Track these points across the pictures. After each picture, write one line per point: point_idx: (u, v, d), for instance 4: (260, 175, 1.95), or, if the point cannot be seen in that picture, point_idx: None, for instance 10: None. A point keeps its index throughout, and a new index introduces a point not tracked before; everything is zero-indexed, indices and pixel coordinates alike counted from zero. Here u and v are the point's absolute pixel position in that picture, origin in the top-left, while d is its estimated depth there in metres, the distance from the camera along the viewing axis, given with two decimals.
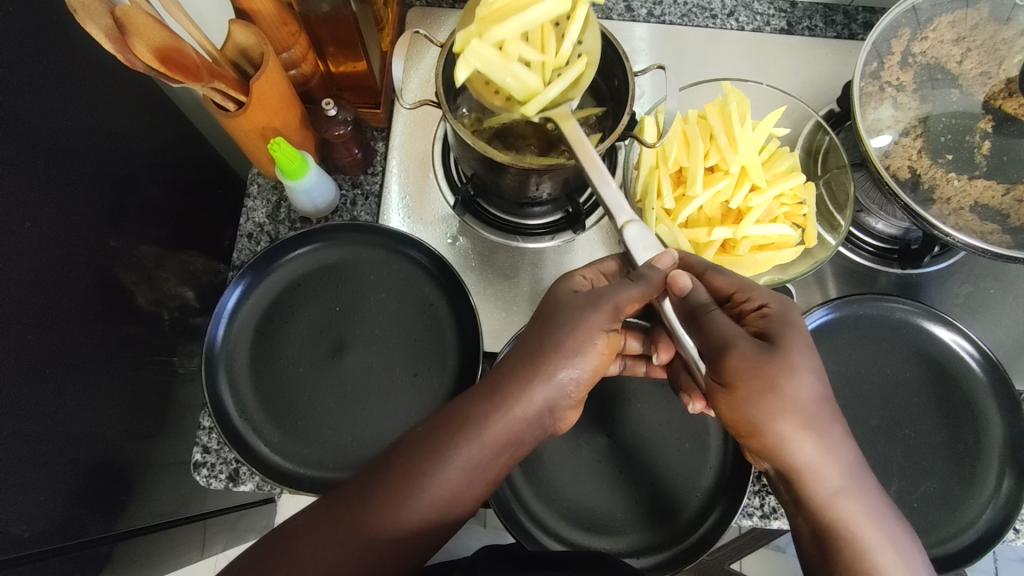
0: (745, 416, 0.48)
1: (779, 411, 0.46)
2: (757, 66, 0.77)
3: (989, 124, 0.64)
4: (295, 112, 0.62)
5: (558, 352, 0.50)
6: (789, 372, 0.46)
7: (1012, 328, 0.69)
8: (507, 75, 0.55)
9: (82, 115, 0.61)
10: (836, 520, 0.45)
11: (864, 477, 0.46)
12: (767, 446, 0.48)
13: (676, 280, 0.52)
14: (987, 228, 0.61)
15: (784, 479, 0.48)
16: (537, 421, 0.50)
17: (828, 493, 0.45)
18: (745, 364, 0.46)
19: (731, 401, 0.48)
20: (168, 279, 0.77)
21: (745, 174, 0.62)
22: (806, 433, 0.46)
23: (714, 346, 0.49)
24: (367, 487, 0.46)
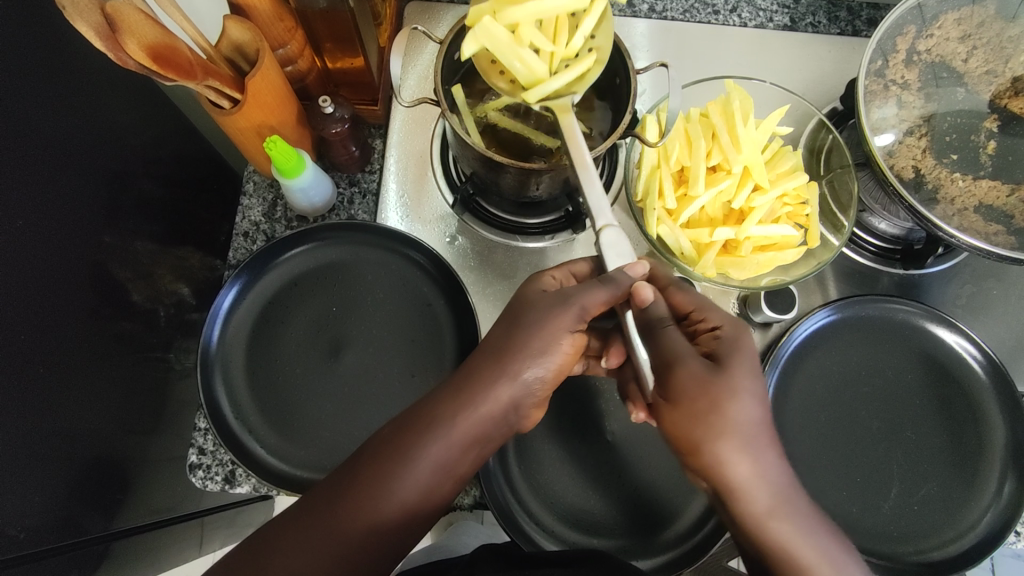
0: (684, 435, 0.47)
1: (715, 431, 0.45)
2: (759, 64, 0.76)
3: (994, 124, 0.64)
4: (291, 110, 0.61)
5: (523, 351, 0.49)
6: (730, 394, 0.46)
7: (1014, 330, 0.68)
8: (515, 59, 0.53)
9: (75, 109, 0.60)
10: (771, 542, 0.44)
11: (800, 501, 0.45)
12: (703, 466, 0.47)
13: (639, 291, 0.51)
14: (991, 229, 0.60)
15: (719, 500, 0.47)
16: (503, 419, 0.49)
17: (761, 514, 0.45)
18: (687, 380, 0.47)
19: (674, 418, 0.48)
20: (164, 276, 0.76)
21: (748, 173, 0.61)
22: (744, 453, 0.45)
23: (664, 360, 0.48)
24: (337, 487, 0.45)
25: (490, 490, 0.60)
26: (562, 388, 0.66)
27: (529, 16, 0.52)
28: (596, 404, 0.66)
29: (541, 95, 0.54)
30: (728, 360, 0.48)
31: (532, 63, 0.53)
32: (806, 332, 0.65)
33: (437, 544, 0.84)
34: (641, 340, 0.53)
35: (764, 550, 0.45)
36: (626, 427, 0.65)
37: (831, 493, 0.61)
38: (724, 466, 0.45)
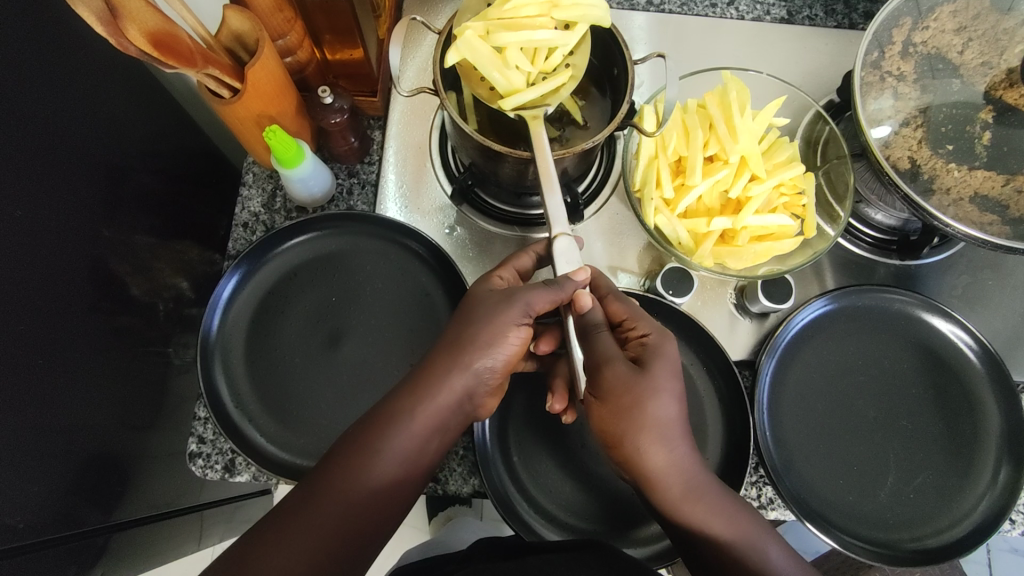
0: (611, 431, 0.49)
1: (635, 427, 0.48)
2: (757, 56, 0.76)
3: (989, 115, 0.63)
4: (291, 100, 0.61)
5: (474, 345, 0.50)
6: (654, 394, 0.48)
7: (1010, 320, 0.69)
8: (495, 71, 0.55)
9: (75, 103, 0.61)
10: (686, 522, 0.48)
11: (716, 488, 0.49)
12: (626, 457, 0.49)
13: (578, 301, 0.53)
14: (987, 219, 0.61)
15: (640, 490, 0.50)
16: (459, 408, 0.50)
17: (675, 497, 0.48)
18: (614, 380, 0.49)
19: (601, 416, 0.50)
20: (163, 270, 0.77)
21: (744, 164, 0.62)
22: (662, 444, 0.48)
23: (595, 363, 0.51)
24: (311, 487, 0.46)
25: (489, 479, 0.60)
26: None
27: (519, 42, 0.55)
28: None
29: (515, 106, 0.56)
30: (653, 362, 0.50)
31: (513, 78, 0.55)
32: (803, 321, 0.65)
33: (437, 540, 0.83)
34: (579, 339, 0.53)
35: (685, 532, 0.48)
36: None
37: (826, 481, 0.61)
38: (646, 457, 0.48)
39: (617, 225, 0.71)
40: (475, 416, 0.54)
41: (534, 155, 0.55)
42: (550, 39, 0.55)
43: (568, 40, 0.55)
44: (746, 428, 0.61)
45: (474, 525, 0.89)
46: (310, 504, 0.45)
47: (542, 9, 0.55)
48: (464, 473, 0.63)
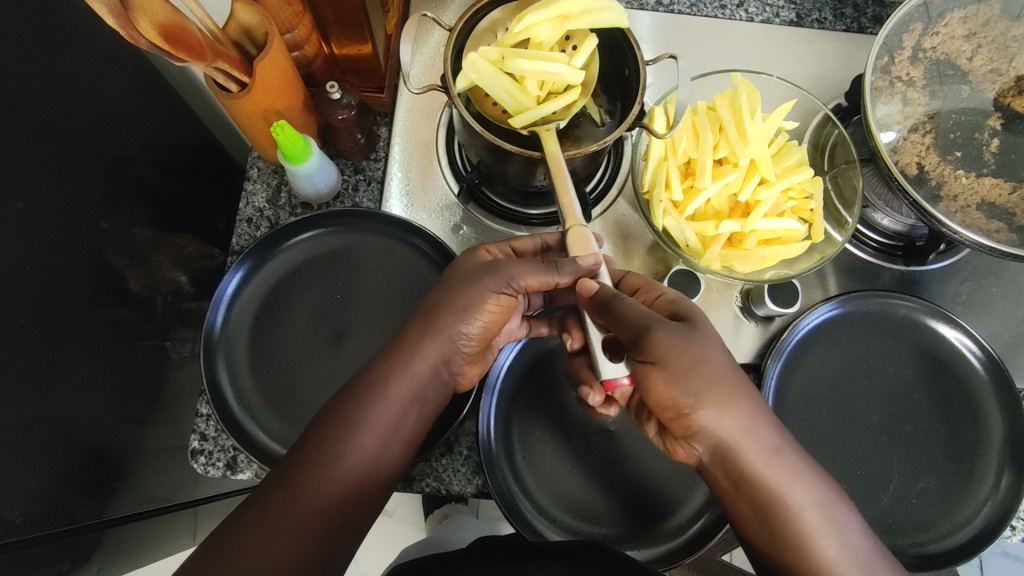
0: (667, 397, 0.46)
1: (707, 383, 0.45)
2: (766, 59, 0.76)
3: (998, 122, 0.64)
4: (299, 95, 0.61)
5: (445, 313, 0.51)
6: (706, 347, 0.46)
7: (1011, 326, 0.69)
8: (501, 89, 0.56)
9: (76, 93, 0.60)
10: (771, 490, 0.46)
11: (791, 451, 0.47)
12: (697, 427, 0.46)
13: (585, 289, 0.50)
14: (993, 226, 0.60)
15: (719, 464, 0.47)
16: (436, 376, 0.52)
17: (765, 457, 0.46)
18: (669, 338, 0.45)
19: (651, 381, 0.46)
20: (161, 263, 0.76)
21: (755, 167, 0.61)
22: (723, 403, 0.46)
23: (635, 333, 0.46)
24: (291, 467, 0.46)
25: (495, 481, 0.59)
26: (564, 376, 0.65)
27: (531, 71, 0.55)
28: None
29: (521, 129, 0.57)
30: (692, 318, 0.49)
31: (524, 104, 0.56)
32: (810, 326, 0.65)
33: (433, 539, 0.83)
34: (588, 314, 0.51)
35: (762, 504, 0.46)
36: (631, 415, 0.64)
37: None
38: (704, 421, 0.46)
39: (625, 226, 0.70)
40: (455, 386, 0.55)
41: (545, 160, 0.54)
42: (561, 73, 0.55)
43: (579, 75, 0.56)
44: None
45: (472, 523, 0.88)
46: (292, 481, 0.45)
47: (556, 27, 0.56)
48: (467, 474, 0.63)
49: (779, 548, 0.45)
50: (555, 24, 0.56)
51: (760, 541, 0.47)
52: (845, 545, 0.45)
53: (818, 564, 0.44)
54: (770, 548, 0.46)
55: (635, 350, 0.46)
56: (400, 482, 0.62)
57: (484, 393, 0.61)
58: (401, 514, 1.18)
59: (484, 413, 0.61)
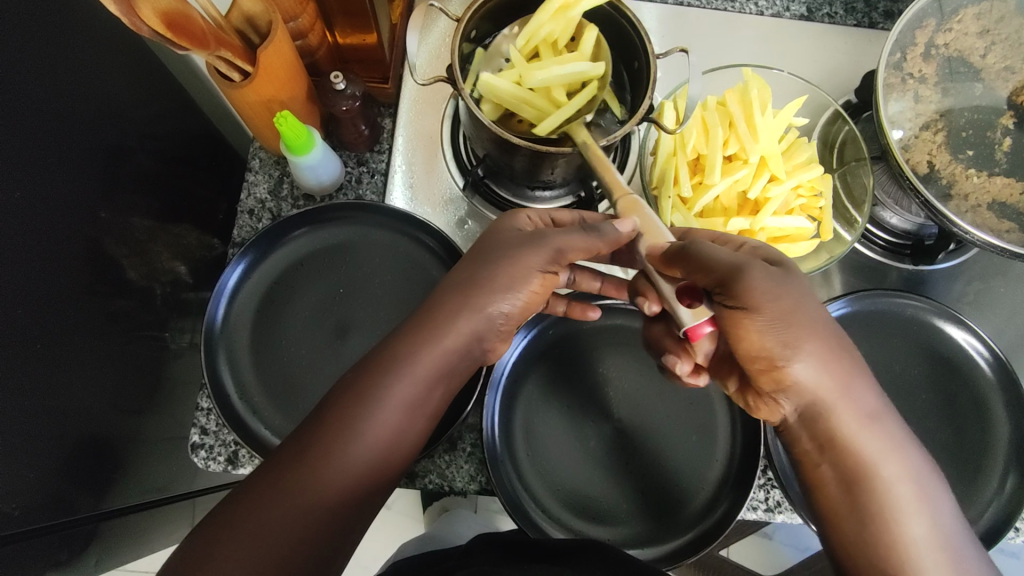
0: (758, 346, 0.46)
1: (803, 333, 0.45)
2: (776, 53, 0.75)
3: (1011, 120, 0.64)
4: (302, 85, 0.60)
5: (473, 287, 0.50)
6: (800, 298, 0.46)
7: (1017, 326, 0.69)
8: (522, 104, 0.59)
9: (75, 79, 0.58)
10: (860, 457, 0.43)
11: (888, 419, 0.45)
12: (782, 381, 0.46)
13: (655, 248, 0.51)
14: (1004, 227, 0.60)
15: (805, 423, 0.46)
16: (467, 352, 0.49)
17: (861, 419, 0.44)
18: (763, 282, 0.45)
19: (743, 331, 0.46)
20: (160, 253, 0.75)
21: (765, 164, 0.61)
22: (817, 357, 0.45)
23: (724, 275, 0.46)
24: (304, 445, 0.43)
25: (497, 477, 0.58)
26: (571, 372, 0.64)
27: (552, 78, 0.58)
28: (605, 390, 0.63)
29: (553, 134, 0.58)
30: (784, 267, 0.48)
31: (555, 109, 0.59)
32: None
33: (432, 535, 0.83)
34: (660, 273, 0.51)
35: (849, 471, 0.44)
36: (637, 413, 0.63)
37: None
38: (797, 375, 0.45)
39: None
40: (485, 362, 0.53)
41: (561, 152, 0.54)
42: (583, 70, 0.57)
43: (601, 69, 0.57)
44: (756, 428, 0.61)
45: (472, 518, 0.88)
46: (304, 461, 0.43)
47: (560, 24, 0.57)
48: (471, 472, 0.62)
49: (858, 520, 0.43)
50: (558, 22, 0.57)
51: (838, 514, 0.44)
52: (936, 525, 0.42)
53: (900, 540, 0.42)
54: (850, 522, 0.43)
55: (726, 297, 0.46)
56: (403, 479, 0.61)
57: (488, 391, 0.61)
58: (398, 507, 1.18)
59: (489, 411, 0.60)
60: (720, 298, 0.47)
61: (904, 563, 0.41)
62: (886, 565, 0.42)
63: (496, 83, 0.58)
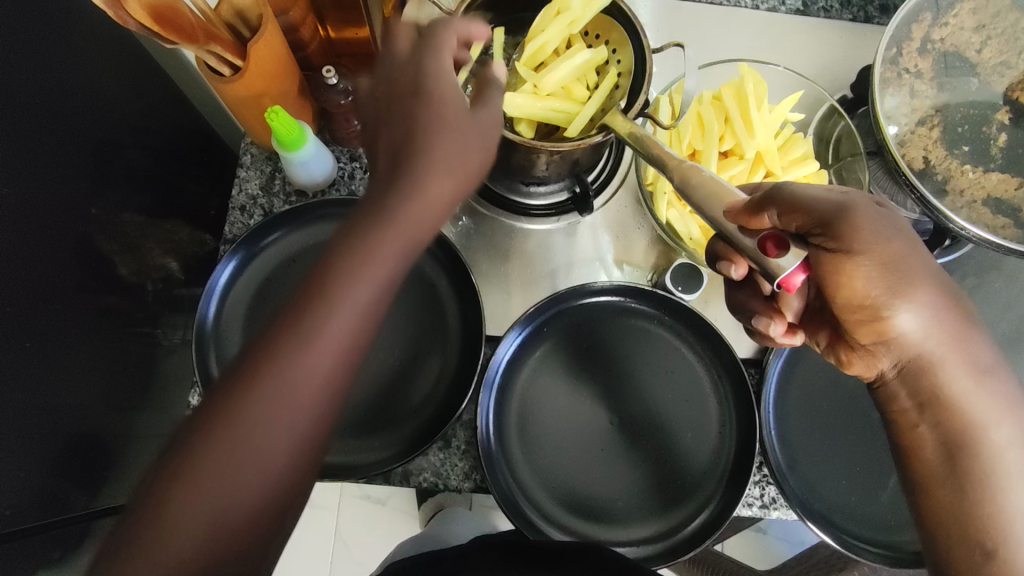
0: (860, 295, 0.43)
1: (912, 278, 0.42)
2: (772, 48, 0.74)
3: (1006, 116, 0.63)
4: (294, 79, 0.59)
5: (411, 176, 0.37)
6: (908, 240, 0.43)
7: (1012, 322, 0.69)
8: (546, 111, 0.58)
9: (66, 73, 0.58)
10: (971, 416, 0.43)
11: (1002, 375, 0.44)
12: (884, 334, 0.44)
13: (733, 204, 0.46)
14: (999, 222, 0.60)
15: (908, 381, 0.45)
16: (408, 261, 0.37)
17: (974, 373, 0.43)
18: (869, 222, 0.42)
19: (845, 278, 0.43)
20: (151, 248, 0.74)
21: (761, 159, 0.61)
22: (927, 308, 0.43)
23: (829, 216, 0.42)
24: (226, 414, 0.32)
25: (495, 480, 0.58)
26: (575, 363, 0.64)
27: (566, 76, 0.58)
28: (602, 385, 0.63)
29: (587, 125, 0.59)
30: (884, 203, 0.45)
31: (580, 103, 0.59)
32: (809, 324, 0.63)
33: (428, 534, 0.82)
34: (742, 230, 0.46)
35: (958, 431, 0.43)
36: (629, 411, 0.63)
37: (829, 483, 0.61)
38: (901, 326, 0.43)
39: (626, 219, 0.69)
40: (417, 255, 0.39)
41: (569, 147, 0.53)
42: (589, 58, 0.58)
43: (603, 52, 0.59)
44: (752, 426, 0.61)
45: (467, 515, 0.88)
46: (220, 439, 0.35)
47: (563, 30, 0.57)
48: (465, 470, 0.62)
49: (958, 488, 0.43)
50: (560, 29, 0.56)
51: (932, 481, 0.44)
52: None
53: (1002, 511, 0.41)
54: (950, 486, 0.43)
55: (827, 239, 0.42)
56: (398, 477, 0.61)
57: (483, 390, 0.60)
58: (394, 503, 1.18)
59: (482, 410, 0.60)
60: (818, 239, 0.43)
61: (1003, 536, 0.41)
62: (983, 537, 0.41)
63: (517, 100, 0.57)
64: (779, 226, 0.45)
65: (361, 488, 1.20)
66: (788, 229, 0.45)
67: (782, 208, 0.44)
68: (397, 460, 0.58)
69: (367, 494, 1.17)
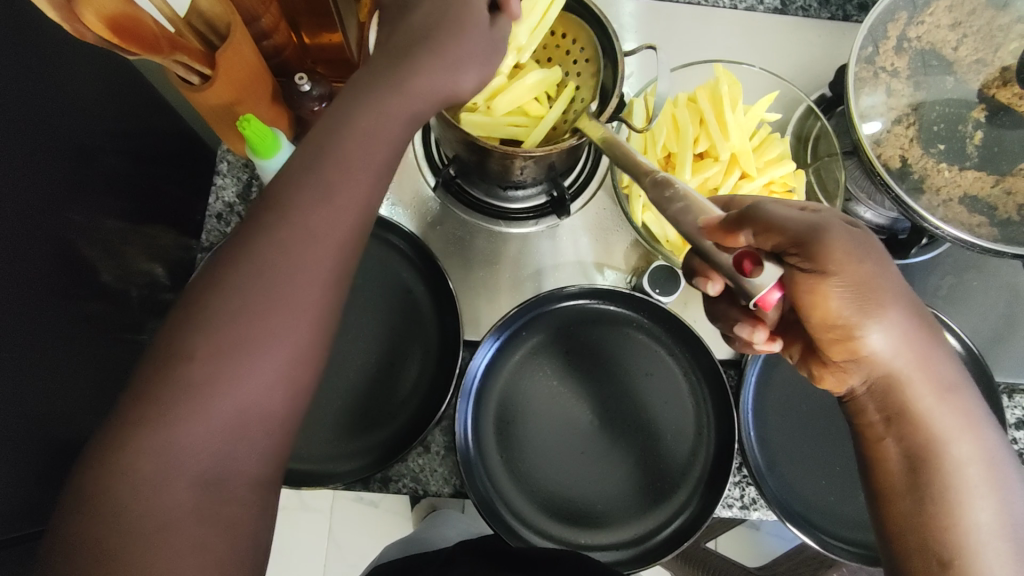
0: (834, 314, 0.43)
1: (885, 299, 0.43)
2: (750, 47, 0.74)
3: (982, 113, 0.63)
4: (265, 85, 0.58)
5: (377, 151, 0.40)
6: (882, 262, 0.43)
7: (991, 320, 0.69)
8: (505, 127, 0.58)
9: (43, 77, 0.57)
10: (932, 433, 0.43)
11: (966, 395, 0.44)
12: (854, 353, 0.44)
13: (708, 222, 0.44)
14: (975, 221, 0.59)
15: (876, 397, 0.45)
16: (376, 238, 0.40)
17: (940, 392, 0.44)
18: (845, 241, 0.42)
19: (818, 298, 0.43)
20: (133, 254, 0.71)
21: (735, 161, 0.61)
22: (898, 326, 0.43)
23: (805, 235, 0.42)
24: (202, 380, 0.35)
25: (472, 483, 0.58)
26: (550, 365, 0.64)
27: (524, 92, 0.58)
28: (578, 386, 0.64)
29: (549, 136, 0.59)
30: (855, 225, 0.45)
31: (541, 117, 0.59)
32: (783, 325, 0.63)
33: (415, 537, 0.82)
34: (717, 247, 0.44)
35: (919, 447, 0.43)
36: (605, 413, 0.63)
37: (808, 483, 0.62)
38: (873, 345, 0.43)
39: (605, 221, 0.69)
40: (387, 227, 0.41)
41: (545, 151, 0.53)
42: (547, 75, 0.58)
43: (558, 71, 0.59)
44: (730, 427, 0.61)
45: (456, 517, 0.88)
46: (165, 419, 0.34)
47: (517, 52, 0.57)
48: (445, 475, 0.62)
49: (917, 501, 0.43)
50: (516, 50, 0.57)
51: (894, 492, 0.44)
52: (1003, 513, 0.41)
53: (959, 524, 0.41)
54: (909, 501, 0.43)
55: (804, 258, 0.42)
56: (378, 483, 0.61)
57: (460, 399, 0.60)
58: (385, 506, 1.17)
59: (461, 416, 0.59)
60: (795, 258, 0.42)
61: (960, 549, 0.41)
62: (940, 548, 0.41)
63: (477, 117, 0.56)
64: (754, 245, 0.44)
65: (353, 490, 1.19)
66: (763, 248, 0.44)
67: (758, 228, 0.43)
68: (376, 468, 0.58)
69: (358, 496, 1.17)
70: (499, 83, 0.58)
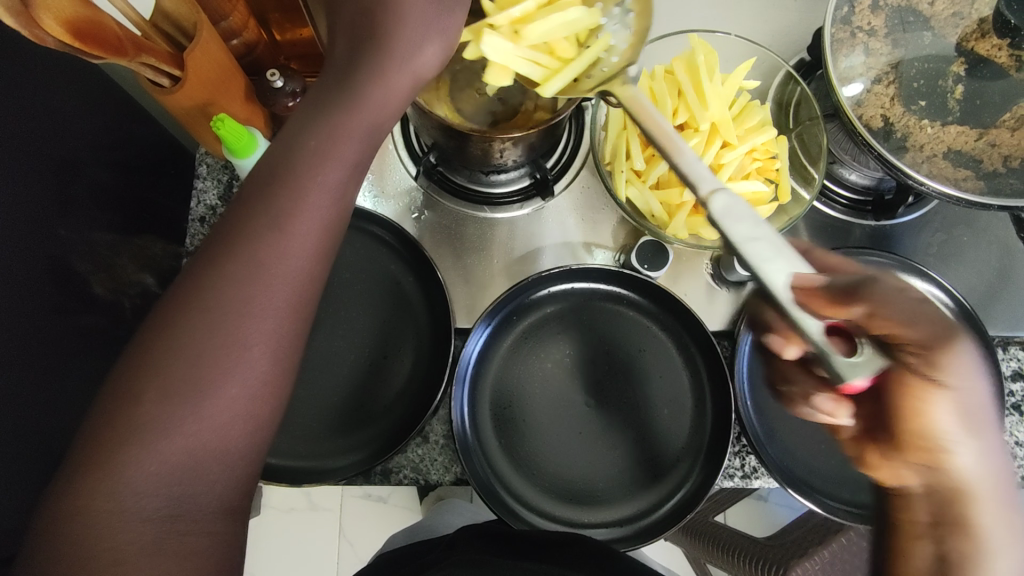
0: (927, 416, 0.41)
1: (985, 421, 0.40)
2: (726, 16, 0.74)
3: (962, 67, 0.62)
4: (237, 83, 0.58)
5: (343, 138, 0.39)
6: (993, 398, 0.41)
7: (982, 275, 0.69)
8: (521, 64, 0.51)
9: (19, 90, 0.55)
10: (977, 554, 0.40)
11: None
12: (930, 454, 0.42)
13: (804, 281, 0.38)
14: (961, 174, 0.59)
15: (929, 501, 0.42)
16: (334, 233, 0.41)
17: (1004, 527, 0.40)
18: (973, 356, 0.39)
19: (921, 399, 0.40)
20: (126, 265, 0.70)
21: (716, 131, 0.60)
22: (987, 451, 0.40)
23: (931, 331, 0.38)
24: (182, 376, 0.35)
25: (473, 471, 0.58)
26: (542, 348, 0.64)
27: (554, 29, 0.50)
28: (573, 369, 0.63)
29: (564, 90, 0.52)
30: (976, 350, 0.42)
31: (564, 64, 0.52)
32: None
33: (424, 524, 0.82)
34: (806, 307, 0.38)
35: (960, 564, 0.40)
36: (601, 389, 0.63)
37: (808, 448, 0.62)
38: (956, 459, 0.41)
39: (591, 200, 0.69)
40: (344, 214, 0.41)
41: (524, 134, 0.53)
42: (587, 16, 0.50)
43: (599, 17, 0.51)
44: (725, 397, 0.61)
45: (464, 505, 0.88)
46: (156, 420, 0.34)
47: None
48: (445, 463, 0.62)
49: None
50: None
51: None
52: None
53: None
54: None
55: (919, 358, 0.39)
56: (378, 475, 0.61)
57: (455, 385, 0.59)
58: (395, 500, 1.18)
59: (456, 403, 0.59)
60: (908, 355, 0.40)
61: None
62: None
63: (495, 47, 0.50)
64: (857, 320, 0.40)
65: (361, 487, 1.20)
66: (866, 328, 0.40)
67: (877, 305, 0.38)
68: (373, 460, 0.58)
69: (368, 493, 1.17)
70: (532, 9, 0.52)
